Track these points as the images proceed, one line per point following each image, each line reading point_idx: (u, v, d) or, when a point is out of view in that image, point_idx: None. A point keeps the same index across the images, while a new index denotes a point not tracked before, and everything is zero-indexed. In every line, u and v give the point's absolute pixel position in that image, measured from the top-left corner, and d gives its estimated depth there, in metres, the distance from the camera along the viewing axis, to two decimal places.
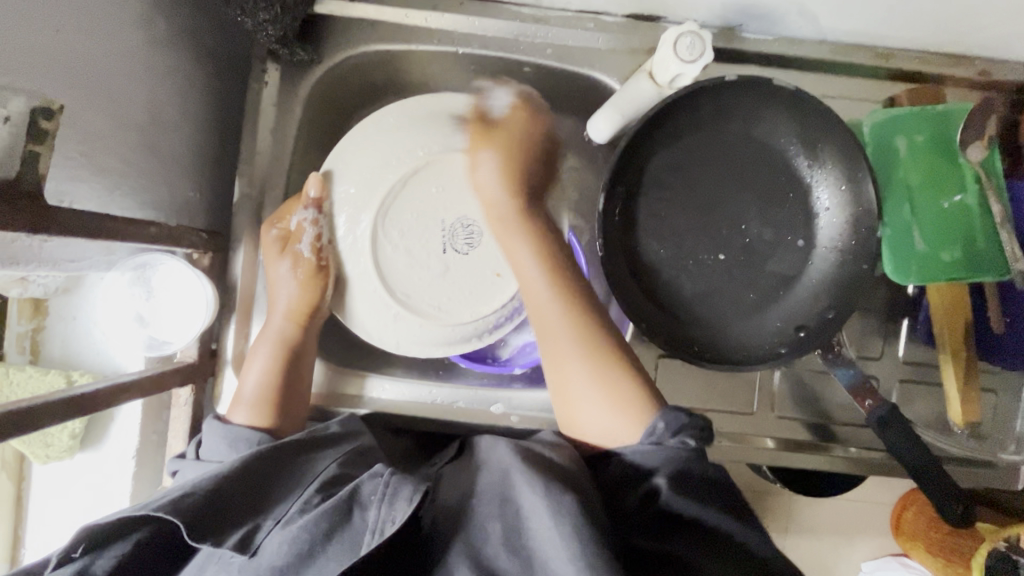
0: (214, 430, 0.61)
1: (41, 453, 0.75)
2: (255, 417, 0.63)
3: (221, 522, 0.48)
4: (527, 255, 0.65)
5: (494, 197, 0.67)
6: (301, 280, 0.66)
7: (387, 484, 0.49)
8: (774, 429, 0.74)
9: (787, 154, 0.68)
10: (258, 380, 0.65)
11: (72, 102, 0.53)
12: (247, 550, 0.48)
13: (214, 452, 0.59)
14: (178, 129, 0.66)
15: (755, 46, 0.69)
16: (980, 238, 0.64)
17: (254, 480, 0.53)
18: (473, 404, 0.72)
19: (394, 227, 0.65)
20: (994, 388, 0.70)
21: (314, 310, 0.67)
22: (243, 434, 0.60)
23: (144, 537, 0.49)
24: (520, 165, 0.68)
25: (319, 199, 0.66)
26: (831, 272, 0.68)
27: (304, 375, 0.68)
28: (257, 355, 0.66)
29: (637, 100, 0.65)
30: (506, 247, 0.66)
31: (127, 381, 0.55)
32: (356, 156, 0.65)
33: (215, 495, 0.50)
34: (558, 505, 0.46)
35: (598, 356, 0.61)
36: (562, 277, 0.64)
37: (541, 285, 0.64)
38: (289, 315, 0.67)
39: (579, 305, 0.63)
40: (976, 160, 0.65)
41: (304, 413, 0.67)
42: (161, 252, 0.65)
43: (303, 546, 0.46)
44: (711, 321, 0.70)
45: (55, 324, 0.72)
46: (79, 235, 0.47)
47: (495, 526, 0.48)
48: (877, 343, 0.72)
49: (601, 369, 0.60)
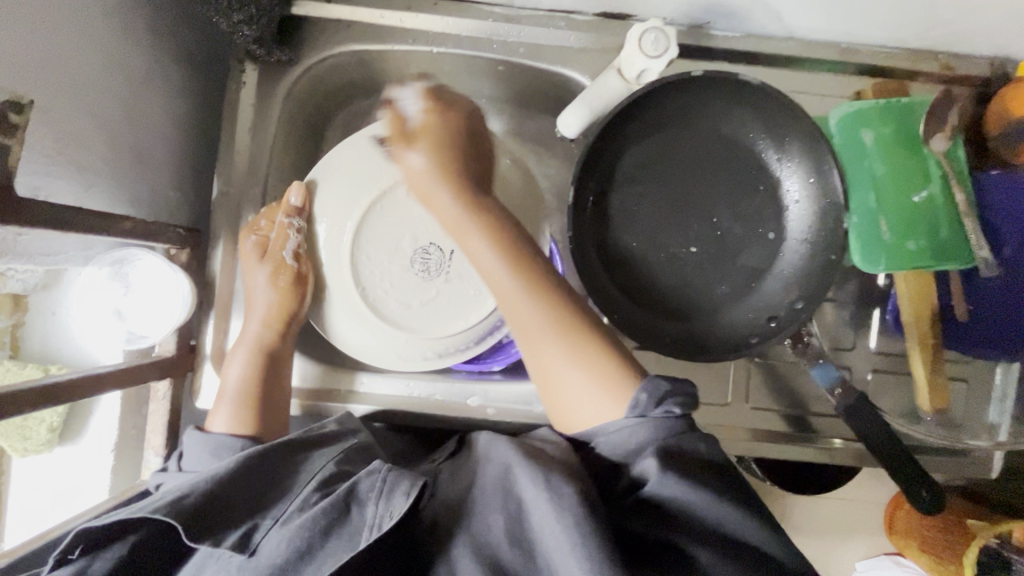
0: (195, 441, 0.63)
1: (18, 446, 0.75)
2: (236, 425, 0.65)
3: (220, 520, 0.50)
4: (488, 250, 0.61)
5: (427, 186, 0.65)
6: (280, 287, 0.68)
7: (384, 480, 0.50)
8: (750, 420, 0.75)
9: (757, 148, 0.69)
10: (236, 387, 0.66)
11: (49, 99, 0.54)
12: (246, 550, 0.48)
13: (196, 462, 0.61)
14: (157, 129, 0.68)
15: (724, 43, 0.70)
16: (945, 228, 0.65)
17: (252, 481, 0.54)
18: (450, 397, 0.72)
19: (370, 249, 0.69)
20: (964, 377, 0.71)
21: (292, 316, 0.69)
22: (223, 442, 0.62)
23: (140, 538, 0.50)
24: (455, 149, 0.66)
25: (301, 206, 0.68)
26: (801, 264, 0.69)
27: (281, 381, 0.68)
28: (234, 358, 0.67)
29: (605, 95, 0.66)
30: (459, 239, 0.62)
31: (104, 372, 0.56)
32: (332, 171, 0.69)
33: (212, 497, 0.51)
34: (558, 496, 0.46)
35: (575, 337, 0.57)
36: (524, 260, 0.60)
37: (502, 273, 0.60)
38: (265, 323, 0.68)
39: (547, 290, 0.59)
40: (941, 151, 0.66)
41: (285, 417, 0.68)
42: (138, 248, 0.66)
43: (300, 544, 0.47)
44: (683, 314, 0.71)
45: (34, 319, 0.73)
46: (52, 227, 0.48)
47: (496, 516, 0.49)
48: (849, 335, 0.73)
49: (579, 350, 0.57)
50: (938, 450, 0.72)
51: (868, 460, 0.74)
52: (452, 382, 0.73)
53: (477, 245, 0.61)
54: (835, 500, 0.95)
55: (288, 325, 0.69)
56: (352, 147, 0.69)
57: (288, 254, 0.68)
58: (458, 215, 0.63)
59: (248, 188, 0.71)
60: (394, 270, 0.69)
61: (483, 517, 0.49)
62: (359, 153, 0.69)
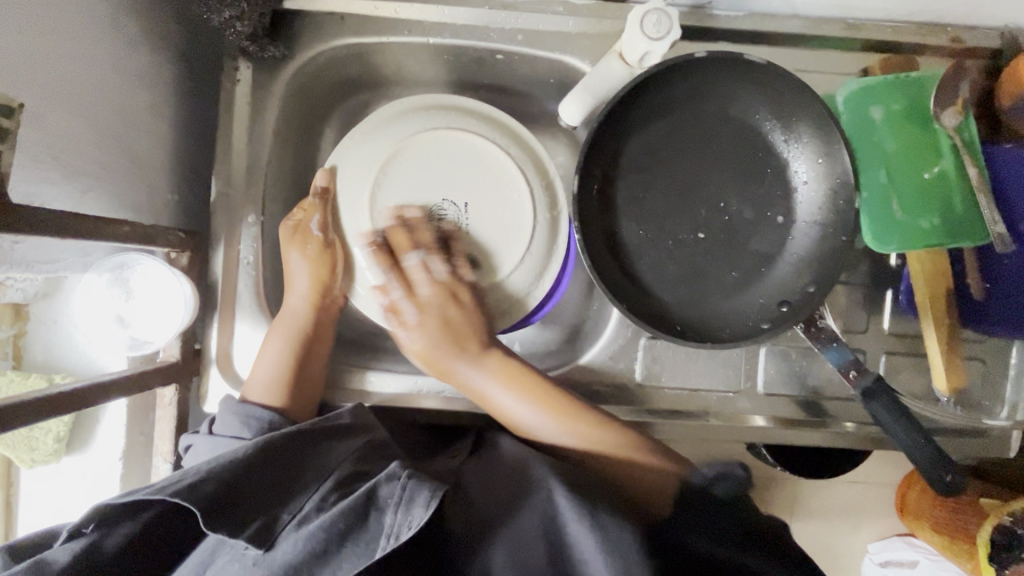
0: (228, 408, 0.63)
1: (26, 457, 0.76)
2: (269, 398, 0.65)
3: (237, 514, 0.48)
4: (502, 396, 0.66)
5: (426, 349, 0.68)
6: (312, 258, 0.68)
7: (404, 488, 0.47)
8: (764, 407, 0.74)
9: (764, 129, 0.68)
10: (272, 363, 0.66)
11: (39, 103, 0.52)
12: (262, 545, 0.47)
13: (227, 428, 0.61)
14: (152, 131, 0.67)
15: (726, 23, 0.69)
16: (958, 205, 0.64)
17: (270, 476, 0.52)
18: (461, 393, 0.71)
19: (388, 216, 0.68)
20: (981, 356, 0.70)
21: (328, 287, 0.69)
22: (255, 413, 0.62)
23: (154, 516, 0.50)
24: (453, 317, 0.68)
25: (326, 188, 0.68)
26: (812, 247, 0.67)
27: (316, 358, 0.69)
28: (270, 339, 0.67)
29: (607, 81, 0.65)
30: (471, 394, 0.68)
31: (109, 380, 0.55)
32: (356, 148, 0.69)
33: (229, 487, 0.49)
34: (598, 521, 0.47)
35: (563, 415, 0.64)
36: (520, 381, 0.66)
37: (502, 399, 0.66)
38: (304, 296, 0.68)
39: (545, 392, 0.66)
40: (951, 127, 0.65)
41: (313, 398, 0.68)
42: (137, 252, 0.66)
43: (316, 545, 0.46)
44: (694, 301, 0.70)
45: (36, 329, 0.73)
46: (47, 232, 0.47)
47: (539, 542, 0.49)
48: (862, 317, 0.72)
49: (571, 425, 0.64)
50: (956, 430, 0.71)
51: (883, 442, 0.74)
52: None
53: (479, 381, 0.67)
54: (847, 484, 0.96)
55: (325, 299, 0.69)
56: (358, 149, 0.69)
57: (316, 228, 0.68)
58: (475, 381, 0.67)
59: (246, 188, 0.70)
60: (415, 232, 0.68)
61: (523, 527, 0.50)
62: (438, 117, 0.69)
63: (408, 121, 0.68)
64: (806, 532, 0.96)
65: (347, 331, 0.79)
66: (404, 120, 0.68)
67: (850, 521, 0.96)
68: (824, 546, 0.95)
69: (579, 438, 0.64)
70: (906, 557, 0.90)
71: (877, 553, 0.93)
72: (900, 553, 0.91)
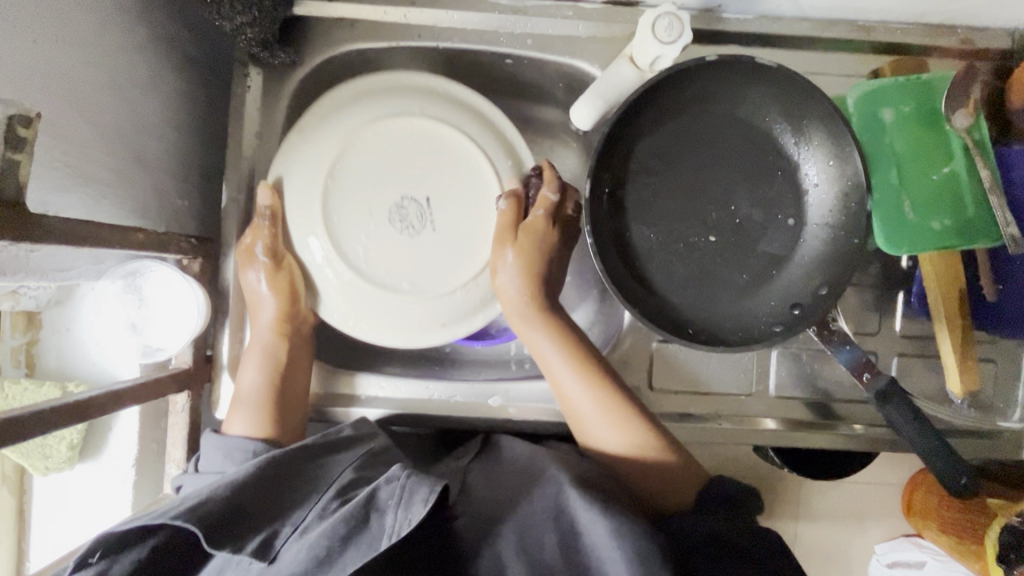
0: (212, 443, 0.62)
1: (40, 464, 0.75)
2: (252, 427, 0.64)
3: (239, 526, 0.49)
4: (564, 369, 0.65)
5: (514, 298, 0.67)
6: (270, 284, 0.66)
7: (403, 486, 0.48)
8: (776, 410, 0.74)
9: (774, 132, 0.68)
10: (251, 394, 0.65)
11: (52, 112, 0.52)
12: (266, 557, 0.48)
13: (212, 463, 0.61)
14: (163, 138, 0.67)
15: (736, 25, 0.69)
16: (971, 206, 0.64)
17: (278, 485, 0.53)
18: (471, 398, 0.72)
19: (341, 216, 0.62)
20: (992, 357, 0.70)
21: (292, 315, 0.67)
22: (237, 444, 0.61)
23: (160, 542, 0.49)
24: (541, 266, 0.67)
25: (271, 206, 0.64)
26: (824, 249, 0.67)
27: (294, 385, 0.68)
28: (248, 367, 0.67)
29: (618, 85, 0.65)
30: (525, 339, 0.67)
31: (121, 389, 0.55)
32: (302, 142, 0.63)
33: (234, 499, 0.50)
34: (609, 512, 0.48)
35: (616, 414, 0.65)
36: (591, 375, 0.65)
37: (563, 372, 0.65)
38: (270, 325, 0.66)
39: (606, 388, 0.65)
40: (963, 129, 0.64)
41: (299, 420, 0.67)
42: (149, 259, 0.66)
43: (319, 551, 0.46)
44: (705, 304, 0.70)
45: (48, 337, 0.73)
46: (63, 243, 0.47)
47: (550, 532, 0.50)
48: (874, 319, 0.72)
49: (618, 422, 0.64)
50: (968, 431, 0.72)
51: (895, 444, 0.74)
52: (470, 382, 0.73)
53: (540, 342, 0.66)
54: (856, 485, 0.96)
55: (293, 323, 0.68)
56: (312, 131, 0.63)
57: (262, 251, 0.65)
58: (517, 308, 0.67)
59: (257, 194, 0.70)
60: (376, 232, 0.63)
61: (521, 524, 0.52)
62: (398, 97, 0.63)
63: (366, 104, 0.63)
64: (819, 534, 0.96)
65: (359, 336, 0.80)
66: (353, 108, 0.63)
67: (861, 523, 0.96)
68: (835, 547, 0.96)
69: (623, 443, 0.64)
70: (914, 559, 0.89)
71: (885, 554, 0.92)
72: (907, 553, 0.90)
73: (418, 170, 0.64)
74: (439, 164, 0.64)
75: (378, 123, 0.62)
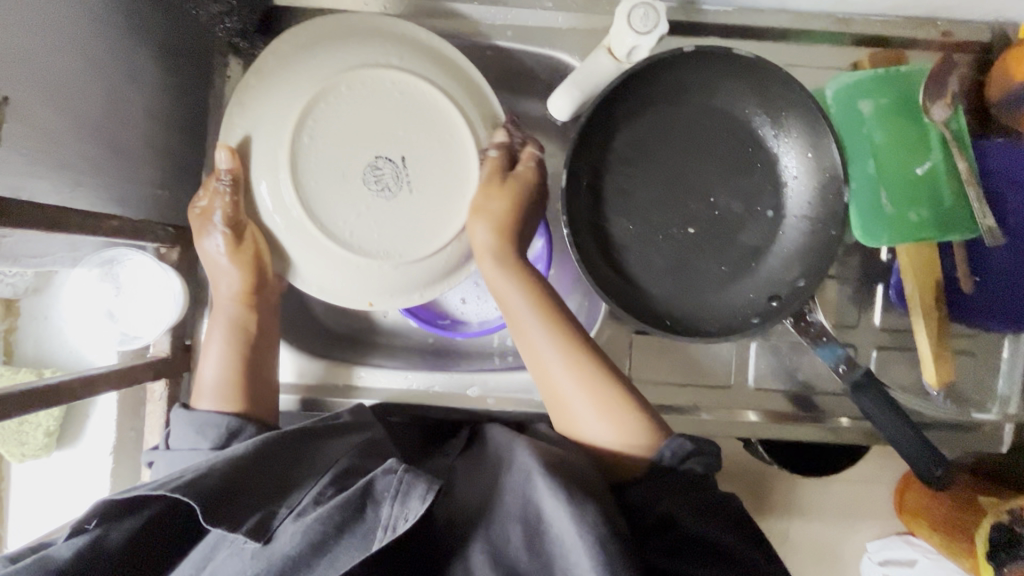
0: (181, 420, 0.61)
1: (16, 451, 0.77)
2: (222, 403, 0.64)
3: (236, 507, 0.48)
4: (539, 331, 0.63)
5: (485, 251, 0.65)
6: (231, 255, 0.63)
7: (401, 481, 0.48)
8: (755, 402, 0.74)
9: (753, 124, 0.68)
10: (219, 370, 0.65)
11: (25, 97, 0.53)
12: (260, 537, 0.47)
13: (183, 440, 0.60)
14: (142, 127, 0.67)
15: (715, 17, 0.69)
16: (948, 198, 0.64)
17: (269, 469, 0.52)
18: (450, 388, 0.73)
19: (312, 173, 0.60)
20: (970, 350, 0.70)
21: (257, 288, 0.66)
22: (209, 420, 0.61)
23: (155, 513, 0.50)
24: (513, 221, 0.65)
25: (232, 169, 0.60)
26: (802, 240, 0.67)
27: (265, 358, 0.68)
28: (212, 340, 0.67)
29: (595, 76, 0.65)
30: (498, 295, 0.65)
31: (96, 374, 0.55)
32: (264, 95, 0.60)
33: (228, 480, 0.49)
34: (582, 515, 0.46)
35: (593, 389, 0.61)
36: (565, 334, 0.63)
37: (536, 329, 0.63)
38: (234, 297, 0.66)
39: (581, 348, 0.63)
40: (940, 121, 0.65)
41: (272, 391, 0.68)
42: (126, 247, 0.67)
43: (314, 537, 0.46)
44: (683, 295, 0.70)
45: (27, 324, 0.74)
46: (34, 227, 0.47)
47: (516, 529, 0.49)
48: (853, 311, 0.72)
49: (598, 399, 0.61)
50: (947, 424, 0.72)
51: (875, 437, 0.74)
52: (450, 372, 0.74)
53: (517, 302, 0.64)
54: (842, 482, 0.95)
55: (261, 295, 0.67)
56: (275, 79, 0.60)
57: (223, 220, 0.62)
58: (492, 273, 0.65)
59: None
60: (347, 195, 0.60)
61: (507, 515, 0.50)
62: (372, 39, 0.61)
63: (349, 48, 0.60)
64: (806, 530, 0.96)
65: (341, 327, 0.80)
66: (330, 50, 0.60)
67: (848, 519, 0.96)
68: (822, 544, 0.95)
69: (609, 426, 0.60)
70: (904, 556, 0.89)
71: (876, 551, 0.91)
72: (899, 551, 0.89)
73: (392, 123, 0.61)
74: (412, 117, 0.61)
75: (356, 73, 0.59)
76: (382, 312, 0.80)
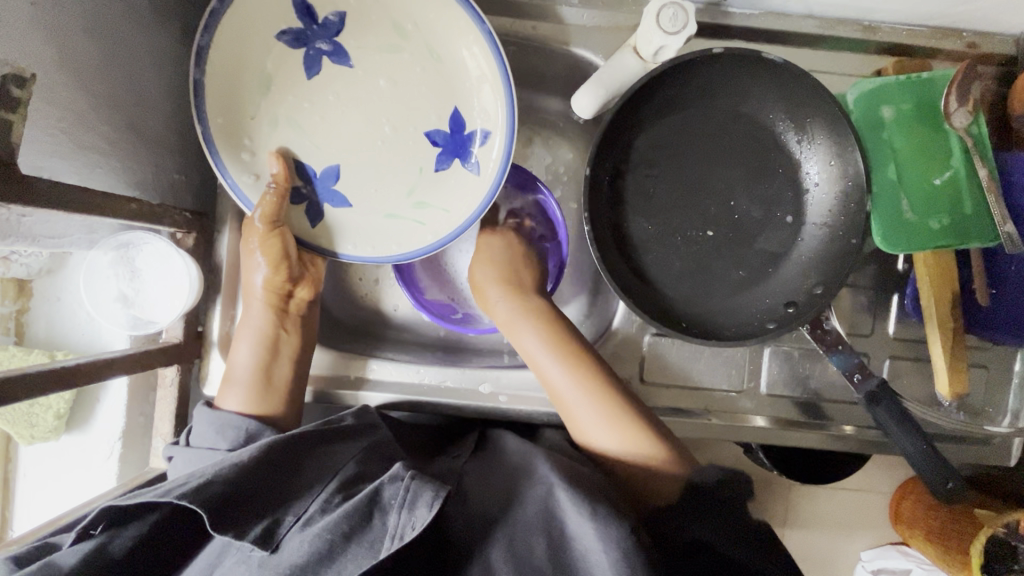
0: (203, 416, 0.62)
1: (27, 434, 0.76)
2: (243, 401, 0.65)
3: (241, 513, 0.48)
4: (548, 361, 0.66)
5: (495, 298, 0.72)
6: (262, 251, 0.66)
7: (408, 489, 0.47)
8: (766, 407, 0.74)
9: (776, 129, 0.68)
10: (246, 366, 0.67)
11: (48, 76, 0.52)
12: (268, 546, 0.47)
13: (204, 437, 0.61)
14: (161, 111, 0.67)
15: (742, 21, 0.69)
16: (969, 205, 0.64)
17: (275, 473, 0.52)
18: (462, 383, 0.72)
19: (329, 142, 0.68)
20: (984, 363, 0.70)
21: (286, 292, 0.69)
22: (231, 422, 0.61)
23: (160, 518, 0.50)
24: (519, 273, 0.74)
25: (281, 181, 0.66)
26: (821, 247, 0.67)
27: (287, 367, 0.68)
28: (243, 342, 0.68)
29: (620, 75, 0.65)
30: (511, 330, 0.69)
31: (111, 358, 0.55)
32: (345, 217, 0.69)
33: (233, 487, 0.49)
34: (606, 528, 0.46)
35: (606, 405, 0.63)
36: (575, 359, 0.65)
37: (547, 360, 0.66)
38: (262, 300, 0.68)
39: (590, 370, 0.65)
40: (962, 126, 0.64)
41: (288, 397, 0.67)
42: (144, 232, 0.67)
43: (321, 547, 0.46)
44: (698, 298, 0.70)
45: (39, 306, 0.73)
46: (56, 208, 0.47)
47: (540, 540, 0.48)
48: (867, 321, 0.72)
49: (612, 415, 0.63)
50: (958, 436, 0.72)
51: (884, 446, 0.74)
52: (462, 367, 0.73)
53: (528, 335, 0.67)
54: (844, 490, 0.96)
55: (282, 295, 0.69)
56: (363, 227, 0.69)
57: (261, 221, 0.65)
58: (504, 312, 0.70)
59: None
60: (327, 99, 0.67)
61: (516, 530, 0.50)
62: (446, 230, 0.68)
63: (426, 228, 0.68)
64: (806, 540, 0.96)
65: (353, 319, 0.80)
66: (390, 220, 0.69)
67: (850, 529, 0.96)
68: (822, 552, 0.96)
69: (627, 442, 0.62)
70: (899, 565, 0.91)
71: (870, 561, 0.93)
72: (894, 561, 0.92)
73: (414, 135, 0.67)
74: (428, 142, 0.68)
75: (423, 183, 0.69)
76: (392, 306, 0.80)
